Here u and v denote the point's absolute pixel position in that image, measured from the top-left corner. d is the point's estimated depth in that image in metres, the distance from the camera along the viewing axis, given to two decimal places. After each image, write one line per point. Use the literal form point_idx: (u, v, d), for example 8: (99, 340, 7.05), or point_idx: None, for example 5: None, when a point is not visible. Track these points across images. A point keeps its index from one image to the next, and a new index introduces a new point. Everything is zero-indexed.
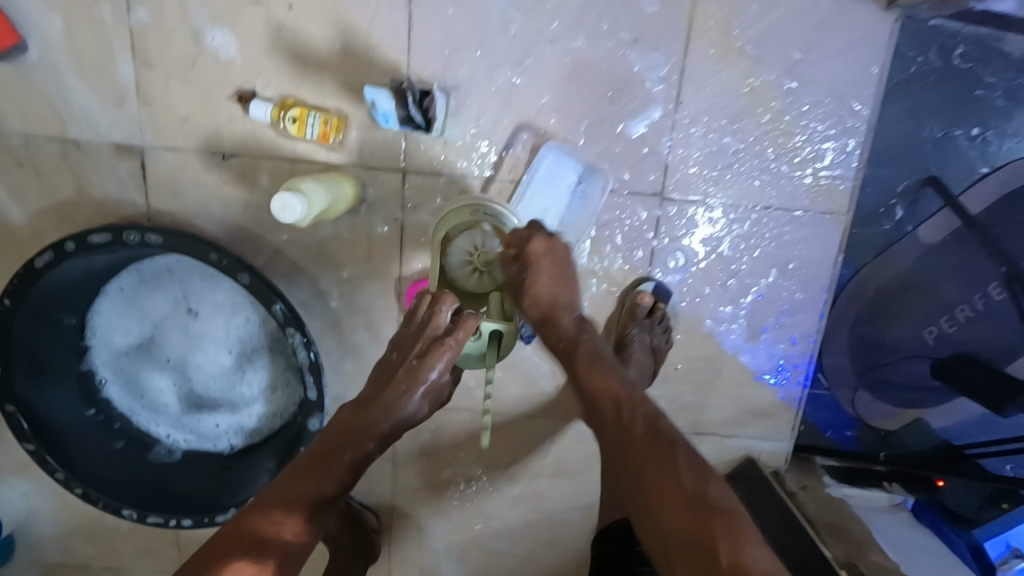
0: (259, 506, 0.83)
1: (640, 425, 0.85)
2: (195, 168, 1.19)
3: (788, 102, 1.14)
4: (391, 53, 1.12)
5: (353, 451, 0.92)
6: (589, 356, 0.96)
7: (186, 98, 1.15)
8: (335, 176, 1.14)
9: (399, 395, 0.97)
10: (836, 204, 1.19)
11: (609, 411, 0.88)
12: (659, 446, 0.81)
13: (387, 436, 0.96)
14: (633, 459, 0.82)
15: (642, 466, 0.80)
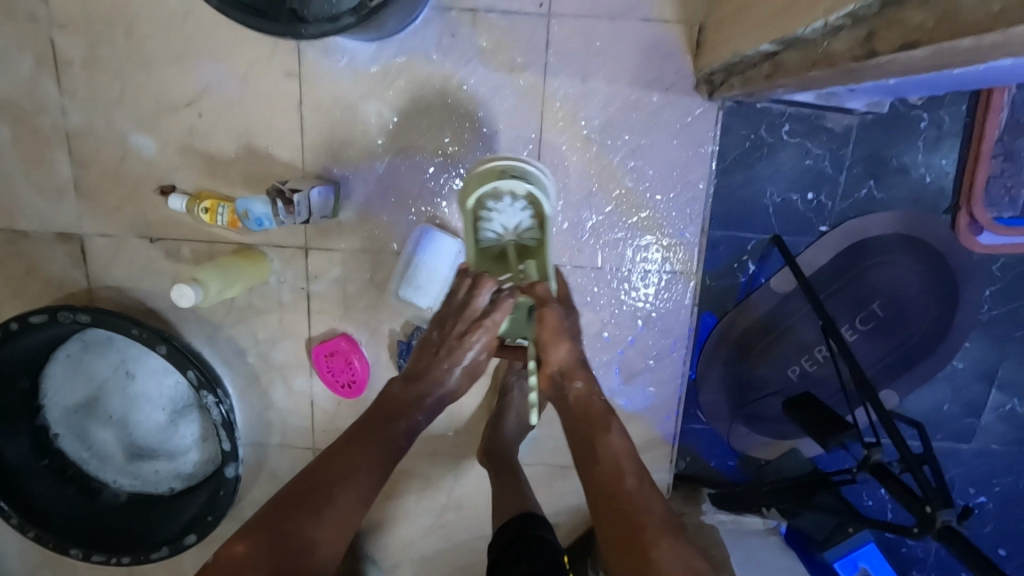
0: (283, 505, 0.91)
1: (647, 508, 0.89)
2: (127, 250, 1.38)
3: (634, 178, 1.32)
4: (288, 151, 1.31)
5: (404, 422, 1.04)
6: (602, 418, 1.00)
7: (116, 192, 1.34)
8: (245, 257, 1.33)
9: (443, 369, 1.08)
10: (686, 264, 1.38)
11: (605, 477, 0.93)
12: (666, 529, 0.87)
13: (431, 407, 1.08)
14: (626, 537, 0.86)
15: (642, 552, 0.85)
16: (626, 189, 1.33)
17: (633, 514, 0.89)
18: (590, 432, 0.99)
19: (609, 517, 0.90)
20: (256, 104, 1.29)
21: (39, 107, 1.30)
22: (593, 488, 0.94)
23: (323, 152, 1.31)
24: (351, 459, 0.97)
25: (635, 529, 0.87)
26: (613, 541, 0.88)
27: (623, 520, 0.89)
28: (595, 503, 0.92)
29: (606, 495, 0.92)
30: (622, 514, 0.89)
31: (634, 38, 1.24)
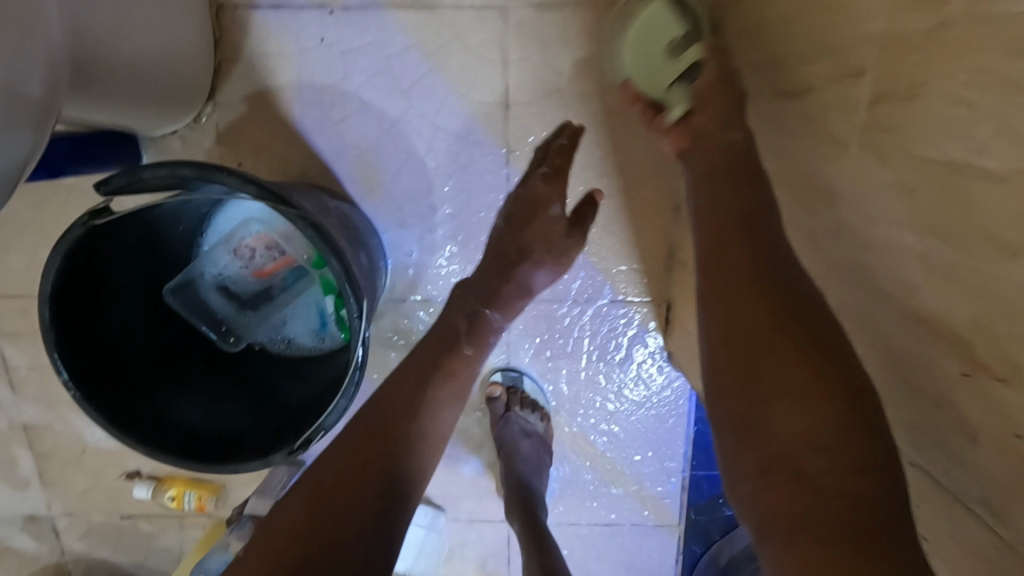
0: (311, 487, 0.70)
1: (795, 350, 0.57)
2: (100, 526, 1.36)
3: (607, 443, 1.28)
4: None
5: (437, 389, 0.81)
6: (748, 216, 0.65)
7: (82, 476, 1.32)
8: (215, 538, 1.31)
9: (542, 228, 0.91)
10: (668, 518, 1.32)
11: (736, 285, 0.62)
12: (814, 393, 0.55)
13: (489, 298, 0.89)
14: (747, 344, 0.59)
15: (770, 355, 0.57)
16: (598, 453, 1.29)
17: (812, 320, 0.58)
18: (715, 292, 0.63)
19: (780, 348, 0.57)
20: None
21: None
22: (734, 325, 0.60)
23: None
24: (419, 422, 0.78)
25: (824, 348, 0.56)
26: (768, 351, 0.57)
27: (797, 312, 0.58)
28: (730, 317, 0.61)
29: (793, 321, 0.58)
30: (797, 322, 0.58)
31: (599, 317, 1.19)
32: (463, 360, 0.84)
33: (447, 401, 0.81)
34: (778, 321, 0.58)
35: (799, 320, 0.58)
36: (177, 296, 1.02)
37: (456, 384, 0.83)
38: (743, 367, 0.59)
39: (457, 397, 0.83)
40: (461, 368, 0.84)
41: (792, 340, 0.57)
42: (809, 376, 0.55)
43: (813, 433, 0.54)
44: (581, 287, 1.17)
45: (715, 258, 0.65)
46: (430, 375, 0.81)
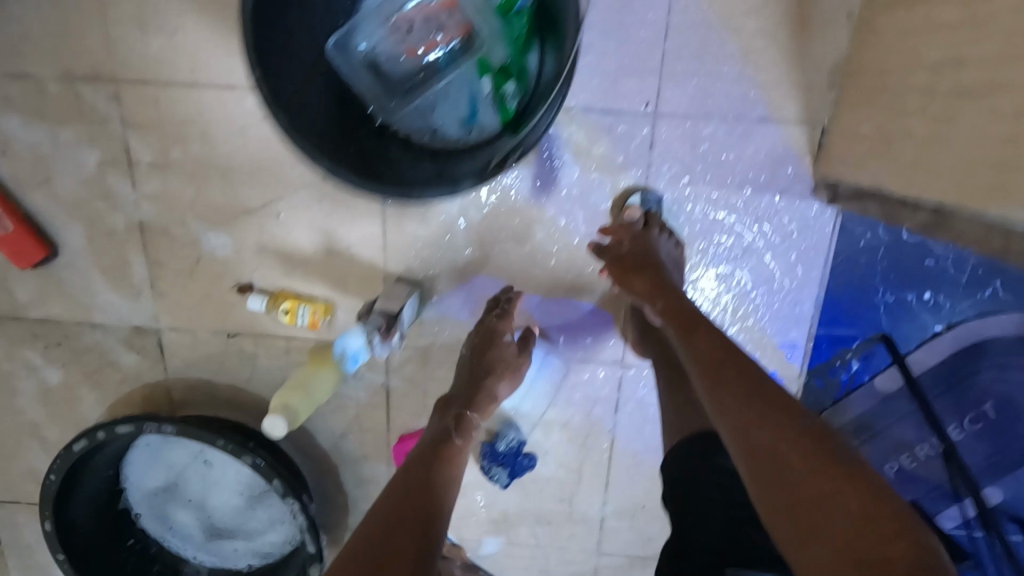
0: (355, 551, 0.77)
1: (800, 424, 0.74)
2: (205, 345, 1.35)
3: (738, 283, 1.25)
4: (369, 251, 1.25)
5: (451, 463, 0.97)
6: (733, 363, 0.83)
7: (194, 288, 1.30)
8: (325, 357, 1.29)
9: (499, 355, 1.14)
10: (789, 365, 1.34)
11: (711, 352, 0.87)
12: (819, 447, 0.70)
13: (470, 395, 1.10)
14: (797, 498, 0.68)
15: (777, 442, 0.72)
16: (727, 295, 1.26)
17: (777, 393, 0.77)
18: (683, 328, 0.94)
19: (761, 411, 0.76)
20: (336, 205, 1.22)
21: (112, 204, 1.24)
22: (716, 386, 0.82)
23: (406, 254, 1.24)
24: (447, 493, 0.91)
25: (797, 414, 0.75)
26: (767, 407, 0.76)
27: (789, 405, 0.75)
28: (725, 381, 0.82)
29: (733, 365, 0.83)
30: (791, 406, 0.76)
31: (747, 140, 1.14)
32: (467, 426, 1.05)
33: (455, 445, 1.01)
34: (762, 389, 0.78)
35: (732, 352, 0.85)
36: (338, 51, 0.99)
37: (464, 430, 1.05)
38: (756, 411, 0.76)
39: (455, 454, 0.99)
40: (454, 447, 1.00)
41: (786, 401, 0.76)
42: (799, 437, 0.72)
43: (803, 534, 0.66)
44: (733, 103, 1.11)
45: (681, 325, 0.94)
46: (439, 438, 1.01)
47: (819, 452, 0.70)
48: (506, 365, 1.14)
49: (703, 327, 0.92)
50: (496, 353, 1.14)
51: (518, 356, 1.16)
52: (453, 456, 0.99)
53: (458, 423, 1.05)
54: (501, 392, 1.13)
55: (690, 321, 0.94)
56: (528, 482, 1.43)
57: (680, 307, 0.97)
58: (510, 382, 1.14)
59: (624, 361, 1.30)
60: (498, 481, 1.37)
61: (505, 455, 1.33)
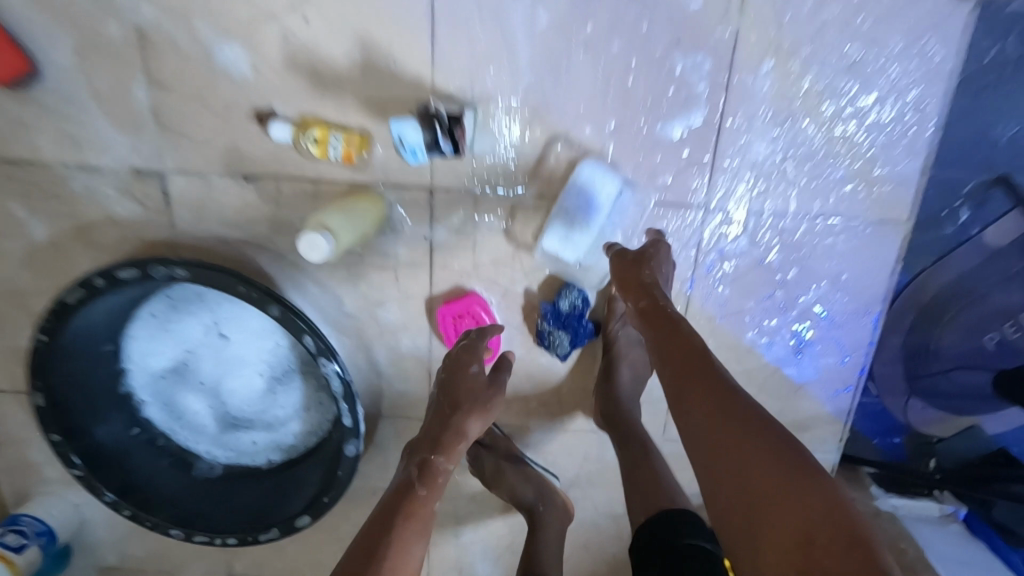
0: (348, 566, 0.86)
1: (746, 415, 0.79)
2: (219, 193, 1.15)
3: (846, 102, 1.06)
4: (413, 68, 1.06)
5: (426, 491, 0.97)
6: (718, 390, 0.83)
7: (204, 118, 1.10)
8: (361, 200, 1.10)
9: (466, 394, 1.07)
10: (896, 211, 1.12)
11: (703, 378, 0.84)
12: (778, 449, 0.76)
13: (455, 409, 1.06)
14: (756, 489, 0.74)
15: (727, 445, 0.78)
16: (829, 119, 1.07)
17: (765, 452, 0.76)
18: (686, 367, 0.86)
19: (735, 437, 0.78)
20: (379, 7, 1.02)
21: (107, 10, 1.04)
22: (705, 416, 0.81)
23: (461, 71, 1.06)
24: (414, 544, 0.90)
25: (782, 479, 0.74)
26: (731, 445, 0.77)
27: (752, 423, 0.78)
28: (693, 377, 0.85)
29: (704, 372, 0.85)
30: (757, 428, 0.78)
31: None
32: (438, 482, 1.00)
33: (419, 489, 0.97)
34: (708, 407, 0.81)
35: (691, 354, 0.87)
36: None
37: (434, 477, 1.00)
38: (695, 389, 0.83)
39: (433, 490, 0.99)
40: (437, 476, 1.00)
41: (737, 417, 0.79)
42: (766, 448, 0.76)
43: (763, 538, 0.71)
44: None
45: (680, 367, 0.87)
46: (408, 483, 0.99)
47: (765, 497, 0.73)
48: (474, 390, 1.07)
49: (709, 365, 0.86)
50: (475, 386, 1.07)
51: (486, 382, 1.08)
52: (423, 478, 0.99)
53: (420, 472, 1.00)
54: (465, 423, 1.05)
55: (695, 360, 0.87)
56: (588, 357, 1.26)
57: (662, 305, 0.97)
58: (474, 412, 1.06)
59: (706, 204, 1.13)
60: (557, 352, 1.21)
61: (568, 316, 1.17)
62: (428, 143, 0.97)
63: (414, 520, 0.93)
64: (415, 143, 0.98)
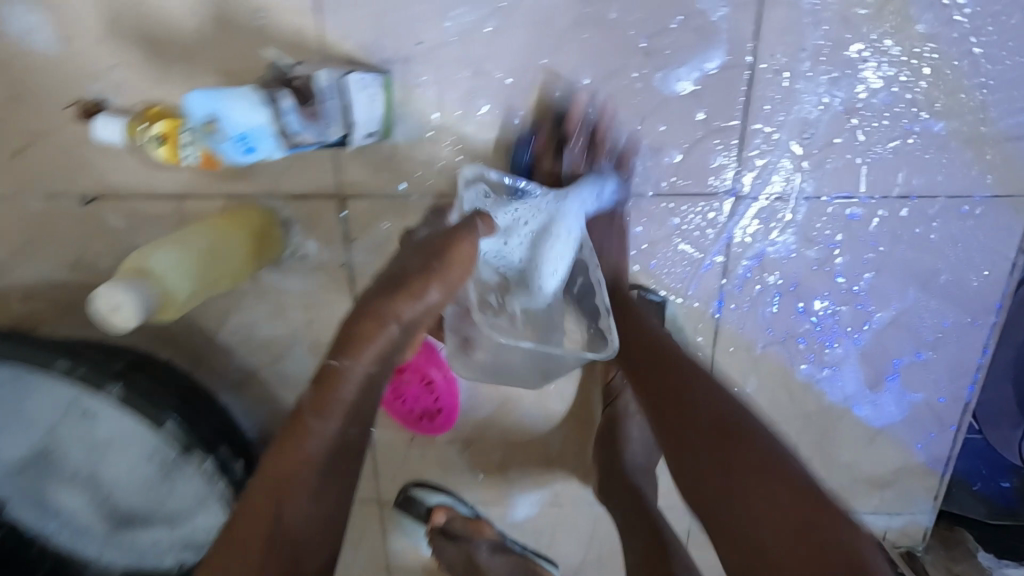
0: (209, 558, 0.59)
1: (782, 488, 0.55)
2: (50, 222, 0.82)
3: (942, 22, 0.70)
4: (291, 20, 0.72)
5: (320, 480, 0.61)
6: (720, 428, 0.61)
7: (9, 121, 0.77)
8: (229, 220, 0.75)
9: (410, 303, 0.60)
10: (1017, 181, 0.76)
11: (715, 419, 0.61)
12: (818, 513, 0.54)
13: (377, 314, 0.60)
14: None
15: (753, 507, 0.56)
16: (917, 49, 0.72)
17: (821, 548, 0.51)
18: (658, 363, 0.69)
19: (746, 497, 0.56)
20: None
21: None
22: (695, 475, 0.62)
23: (364, 17, 0.72)
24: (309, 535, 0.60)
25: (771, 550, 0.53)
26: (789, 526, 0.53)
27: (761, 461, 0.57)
28: (688, 424, 0.62)
29: (673, 374, 0.67)
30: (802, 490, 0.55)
31: None
32: (348, 438, 0.62)
33: (315, 423, 0.61)
34: (717, 454, 0.59)
35: (722, 437, 0.60)
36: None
37: (334, 448, 0.62)
38: (713, 436, 0.60)
39: (336, 476, 0.62)
40: (343, 392, 0.60)
41: (788, 485, 0.55)
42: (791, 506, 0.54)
43: None
44: None
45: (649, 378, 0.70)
46: (304, 407, 0.61)
47: None
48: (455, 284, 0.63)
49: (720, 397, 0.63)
50: (472, 257, 0.64)
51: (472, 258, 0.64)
52: (321, 397, 0.60)
53: (321, 380, 0.61)
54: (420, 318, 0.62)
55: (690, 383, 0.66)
56: (585, 408, 0.91)
57: (661, 351, 0.70)
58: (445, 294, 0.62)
59: (737, 190, 0.78)
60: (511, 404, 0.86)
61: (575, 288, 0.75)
62: (280, 129, 0.64)
63: (309, 475, 0.61)
64: (247, 124, 0.62)
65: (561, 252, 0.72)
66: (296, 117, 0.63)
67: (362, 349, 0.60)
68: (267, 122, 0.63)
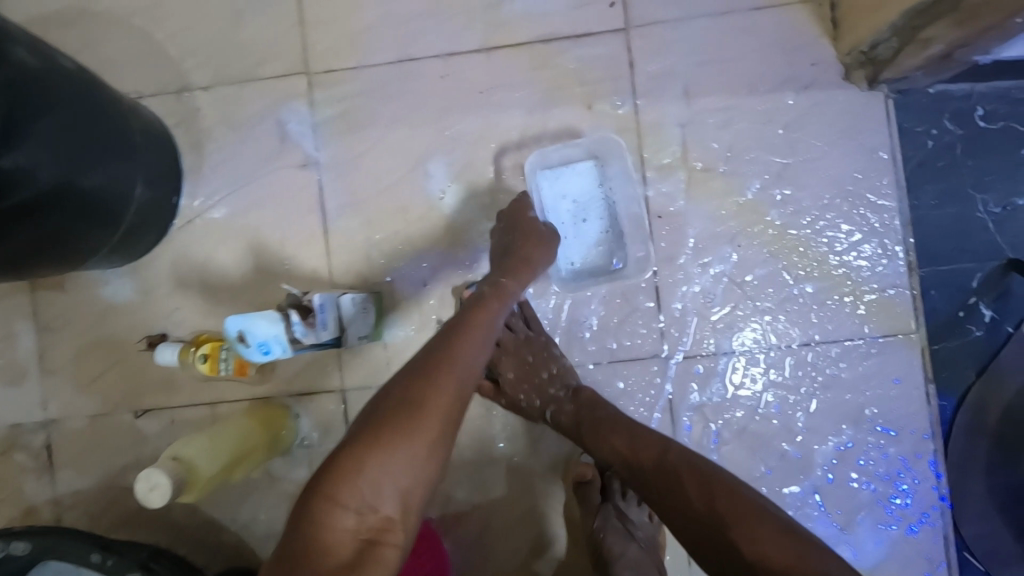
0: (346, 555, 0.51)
1: (746, 523, 0.62)
2: (106, 437, 0.98)
3: (789, 213, 0.92)
4: (310, 262, 0.97)
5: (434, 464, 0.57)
6: (639, 455, 0.74)
7: (91, 357, 0.99)
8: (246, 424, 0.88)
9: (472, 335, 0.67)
10: (899, 322, 0.91)
11: (638, 449, 0.75)
12: (785, 545, 0.60)
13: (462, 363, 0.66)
14: None
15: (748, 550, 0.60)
16: (780, 233, 0.92)
17: None
18: (654, 475, 0.71)
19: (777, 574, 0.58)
20: (267, 211, 0.98)
21: None
22: None
23: (360, 254, 0.96)
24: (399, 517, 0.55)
25: None
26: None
27: (723, 504, 0.64)
28: (619, 455, 0.76)
29: (655, 476, 0.71)
30: (740, 498, 0.64)
31: (746, 35, 0.92)
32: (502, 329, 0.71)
33: (483, 307, 0.72)
34: (687, 482, 0.68)
35: (646, 451, 0.73)
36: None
37: (489, 327, 0.69)
38: (641, 465, 0.73)
39: (474, 364, 0.64)
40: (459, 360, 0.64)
41: (757, 519, 0.62)
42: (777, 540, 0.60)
43: None
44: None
45: (640, 479, 0.74)
46: (461, 317, 0.70)
47: None
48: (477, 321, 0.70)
49: (734, 488, 0.66)
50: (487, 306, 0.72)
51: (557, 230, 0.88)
52: (495, 297, 0.74)
53: (491, 289, 0.76)
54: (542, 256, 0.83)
55: (710, 486, 0.67)
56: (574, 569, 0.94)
57: (593, 411, 0.82)
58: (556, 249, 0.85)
59: (665, 354, 0.93)
60: (509, 506, 0.94)
61: (580, 176, 0.93)
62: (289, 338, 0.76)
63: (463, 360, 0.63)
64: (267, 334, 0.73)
65: (574, 171, 0.93)
66: (300, 328, 0.75)
67: (517, 273, 0.80)
68: (282, 335, 0.74)
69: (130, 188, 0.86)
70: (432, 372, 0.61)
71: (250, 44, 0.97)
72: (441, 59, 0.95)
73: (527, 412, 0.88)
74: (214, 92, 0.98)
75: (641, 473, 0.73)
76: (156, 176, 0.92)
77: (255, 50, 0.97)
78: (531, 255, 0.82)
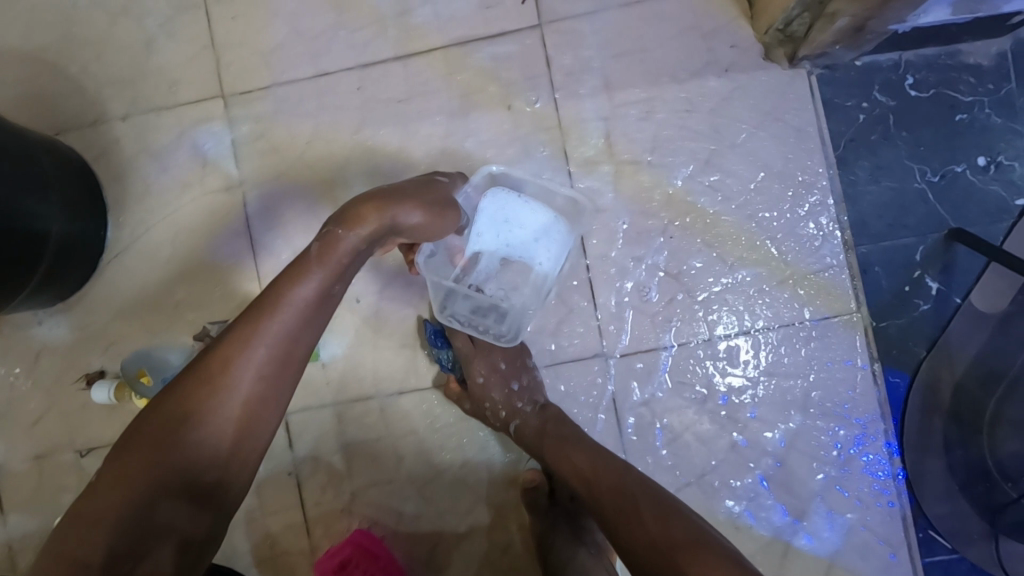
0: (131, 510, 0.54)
1: (645, 502, 0.63)
2: (52, 478, 0.97)
3: (720, 200, 0.90)
4: (242, 286, 0.96)
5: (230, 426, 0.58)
6: (564, 437, 0.77)
7: (33, 399, 0.98)
8: None
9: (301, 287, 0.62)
10: (837, 303, 0.90)
11: (572, 435, 0.77)
12: (674, 524, 0.60)
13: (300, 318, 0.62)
14: None
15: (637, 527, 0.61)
16: (712, 221, 0.90)
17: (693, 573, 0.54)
18: (576, 448, 0.74)
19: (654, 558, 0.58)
20: (196, 238, 0.96)
21: None
22: None
23: None
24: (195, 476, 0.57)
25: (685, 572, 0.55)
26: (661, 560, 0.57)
27: (635, 486, 0.65)
28: (552, 439, 0.78)
29: (575, 453, 0.73)
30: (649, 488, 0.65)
31: (661, 22, 0.90)
32: (331, 295, 0.64)
33: (306, 273, 0.62)
34: (604, 463, 0.70)
35: (578, 440, 0.75)
36: None
37: (316, 300, 0.62)
38: (564, 442, 0.76)
39: (285, 350, 0.61)
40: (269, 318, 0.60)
41: (652, 504, 0.62)
42: (664, 524, 0.60)
43: None
44: None
45: (561, 443, 0.76)
46: (277, 285, 0.61)
47: None
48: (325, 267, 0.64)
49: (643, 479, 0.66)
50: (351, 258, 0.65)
51: (454, 225, 0.74)
52: (322, 256, 0.62)
53: (321, 243, 0.63)
54: (417, 223, 0.68)
55: (621, 474, 0.68)
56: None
57: (547, 420, 0.81)
58: (428, 215, 0.69)
59: (605, 351, 0.92)
60: (459, 516, 0.93)
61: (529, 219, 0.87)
62: None
63: (274, 352, 0.60)
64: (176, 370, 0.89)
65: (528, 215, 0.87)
66: None
67: (359, 219, 0.64)
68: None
69: (46, 227, 0.84)
70: (239, 337, 0.59)
71: (164, 70, 0.96)
72: (357, 70, 0.94)
73: (490, 419, 0.87)
74: (133, 122, 0.97)
75: (560, 447, 0.76)
76: (75, 209, 0.90)
77: (170, 74, 0.96)
78: (393, 206, 0.65)
